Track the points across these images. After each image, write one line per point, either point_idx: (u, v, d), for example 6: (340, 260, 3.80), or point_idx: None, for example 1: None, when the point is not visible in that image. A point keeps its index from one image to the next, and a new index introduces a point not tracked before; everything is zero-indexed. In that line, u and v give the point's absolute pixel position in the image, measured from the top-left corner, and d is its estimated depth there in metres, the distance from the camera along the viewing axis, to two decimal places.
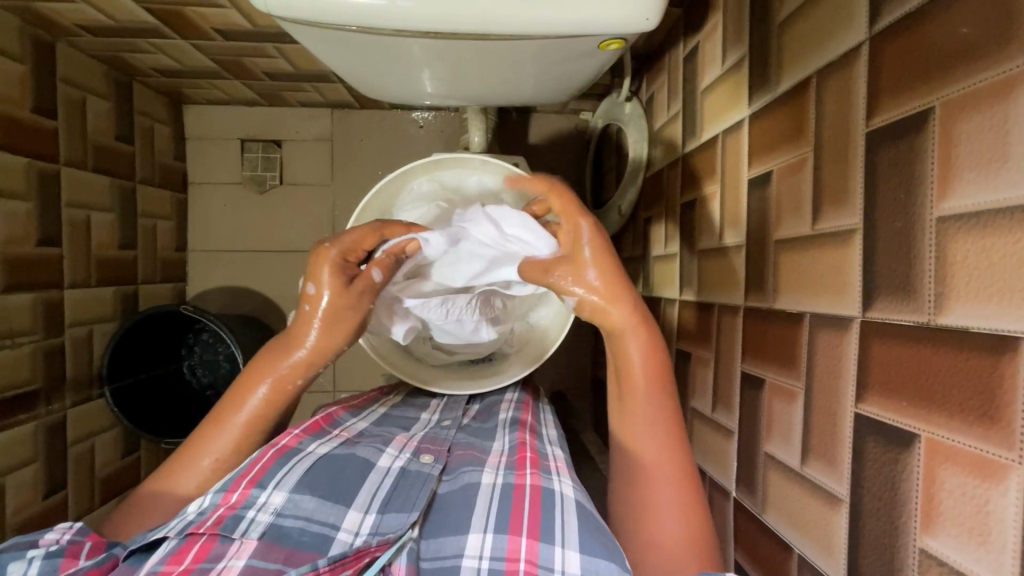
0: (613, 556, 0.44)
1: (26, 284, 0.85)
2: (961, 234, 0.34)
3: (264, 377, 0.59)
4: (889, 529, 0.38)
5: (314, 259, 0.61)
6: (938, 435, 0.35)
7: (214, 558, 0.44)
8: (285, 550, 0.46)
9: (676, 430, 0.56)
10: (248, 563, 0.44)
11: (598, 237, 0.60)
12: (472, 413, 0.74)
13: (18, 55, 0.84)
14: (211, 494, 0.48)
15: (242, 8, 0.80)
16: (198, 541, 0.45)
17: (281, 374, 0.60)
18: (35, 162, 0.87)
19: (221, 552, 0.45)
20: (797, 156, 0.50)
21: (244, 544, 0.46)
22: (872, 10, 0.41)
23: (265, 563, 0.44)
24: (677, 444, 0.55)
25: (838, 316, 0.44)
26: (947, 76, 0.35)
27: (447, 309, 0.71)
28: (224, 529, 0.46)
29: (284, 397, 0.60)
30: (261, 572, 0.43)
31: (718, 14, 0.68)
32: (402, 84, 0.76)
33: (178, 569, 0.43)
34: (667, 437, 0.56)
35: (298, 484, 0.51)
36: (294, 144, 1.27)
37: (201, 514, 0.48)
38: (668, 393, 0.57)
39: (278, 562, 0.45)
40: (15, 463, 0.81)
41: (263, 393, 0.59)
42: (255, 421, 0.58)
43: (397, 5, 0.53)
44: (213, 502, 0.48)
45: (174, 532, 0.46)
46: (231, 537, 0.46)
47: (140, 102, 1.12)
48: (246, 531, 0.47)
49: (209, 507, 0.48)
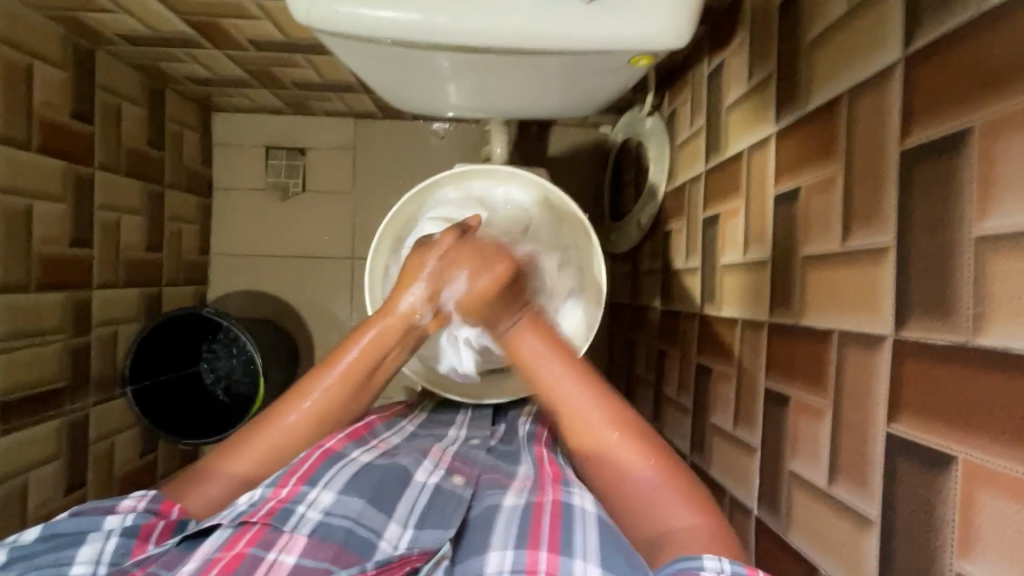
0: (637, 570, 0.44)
1: (58, 284, 0.88)
2: (1001, 255, 0.33)
3: (351, 344, 0.59)
4: (924, 554, 0.38)
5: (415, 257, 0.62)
6: (983, 460, 0.34)
7: (264, 546, 0.46)
8: (332, 548, 0.46)
9: (616, 410, 0.54)
10: (298, 562, 0.45)
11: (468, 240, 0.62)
12: (498, 432, 0.73)
13: (60, 62, 0.87)
14: (262, 487, 0.49)
15: (276, 20, 0.82)
16: (250, 530, 0.47)
17: (372, 337, 0.59)
18: (71, 165, 0.90)
19: (272, 540, 0.46)
20: (825, 174, 0.51)
21: (293, 540, 0.46)
22: (906, 31, 0.42)
23: (314, 562, 0.45)
24: (624, 424, 0.53)
25: (868, 335, 0.43)
26: (984, 96, 0.35)
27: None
28: (276, 520, 0.47)
29: (370, 364, 0.59)
30: (310, 573, 0.44)
31: (744, 31, 0.69)
32: (429, 96, 0.77)
33: (230, 555, 0.45)
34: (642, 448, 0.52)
35: (346, 486, 0.51)
36: (317, 152, 1.29)
37: (252, 505, 0.49)
38: (588, 377, 0.56)
39: (327, 561, 0.45)
40: (39, 459, 0.82)
41: (357, 349, 0.58)
42: (348, 376, 0.58)
43: (434, 22, 0.55)
44: (263, 496, 0.49)
45: (228, 519, 0.47)
46: (281, 529, 0.47)
47: (171, 110, 1.16)
48: (295, 525, 0.47)
49: (260, 500, 0.49)
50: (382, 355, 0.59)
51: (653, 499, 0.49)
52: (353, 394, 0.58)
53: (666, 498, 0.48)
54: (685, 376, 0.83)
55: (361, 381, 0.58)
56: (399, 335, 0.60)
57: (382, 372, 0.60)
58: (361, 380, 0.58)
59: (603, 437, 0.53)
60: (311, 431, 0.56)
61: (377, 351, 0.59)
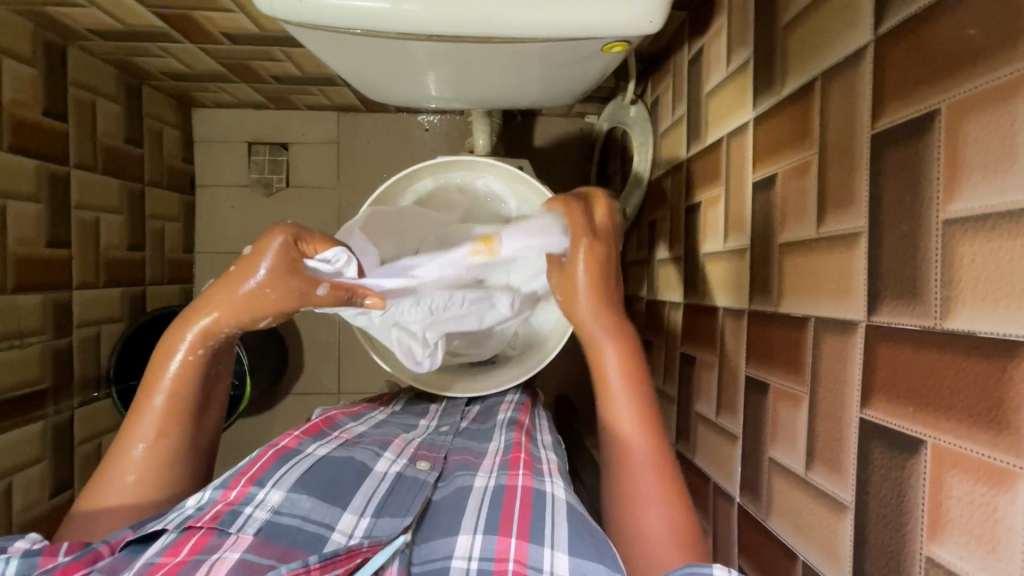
0: (603, 558, 0.43)
1: (35, 285, 0.86)
2: (968, 236, 0.33)
3: (166, 363, 0.57)
4: (895, 536, 0.38)
5: (259, 244, 0.54)
6: (944, 441, 0.34)
7: (209, 550, 0.44)
8: (279, 547, 0.46)
9: (660, 434, 0.57)
10: (242, 556, 0.44)
11: (594, 261, 0.62)
12: (471, 412, 0.75)
13: (30, 59, 0.86)
14: (210, 490, 0.49)
15: (250, 13, 0.81)
16: (195, 535, 0.45)
17: (186, 354, 0.57)
18: (45, 164, 0.88)
19: (216, 544, 0.45)
20: (801, 158, 0.50)
21: (239, 539, 0.45)
22: (877, 12, 0.41)
23: (259, 558, 0.44)
24: (657, 432, 0.58)
25: (844, 320, 0.43)
26: (954, 76, 0.34)
27: (452, 298, 0.65)
28: (222, 524, 0.46)
29: (194, 375, 0.57)
30: (255, 568, 0.43)
31: (723, 15, 0.68)
32: (406, 86, 0.76)
33: (173, 561, 0.43)
34: (664, 492, 0.53)
35: (295, 484, 0.51)
36: (300, 147, 1.28)
37: (200, 509, 0.48)
38: (642, 378, 0.60)
39: (272, 558, 0.44)
40: (24, 462, 0.82)
41: (173, 369, 0.57)
42: (175, 403, 0.57)
43: (402, 10, 0.53)
44: (212, 498, 0.49)
45: (172, 525, 0.46)
46: (228, 531, 0.46)
47: (149, 106, 1.14)
48: (242, 526, 0.47)
49: (207, 503, 0.48)
50: (206, 368, 0.58)
51: (658, 543, 0.51)
52: (182, 410, 0.57)
53: (669, 541, 0.50)
54: (670, 364, 0.83)
55: (195, 410, 0.58)
56: (221, 345, 0.59)
57: (210, 386, 0.60)
58: (193, 394, 0.58)
59: (653, 466, 0.55)
60: (159, 474, 0.55)
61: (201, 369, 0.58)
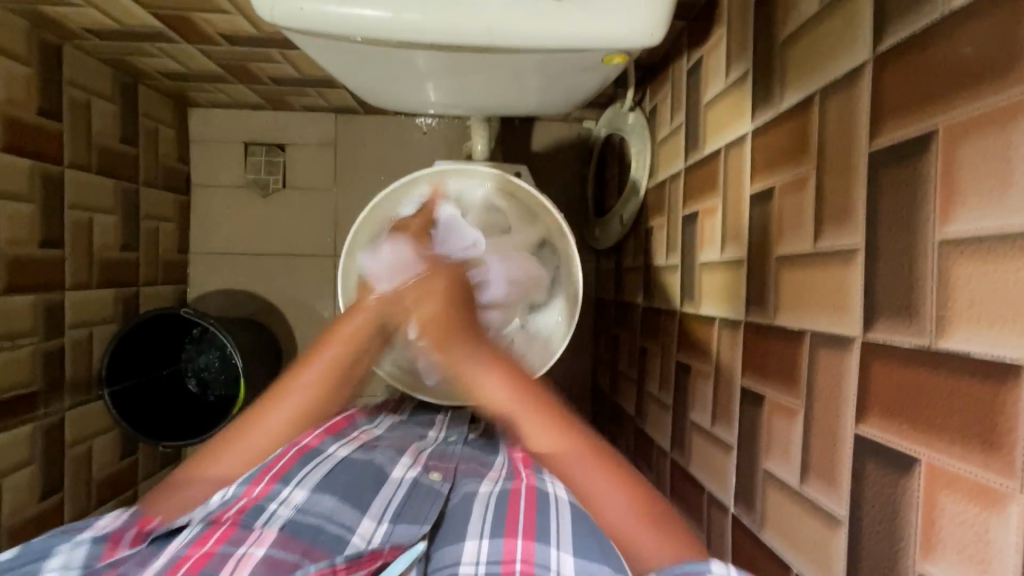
0: (609, 556, 0.44)
1: (27, 286, 0.85)
2: (964, 258, 0.33)
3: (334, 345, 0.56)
4: (889, 553, 0.38)
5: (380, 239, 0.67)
6: (939, 461, 0.34)
7: (234, 542, 0.44)
8: (302, 544, 0.46)
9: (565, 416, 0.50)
10: (267, 551, 0.43)
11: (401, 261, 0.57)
12: (477, 428, 0.75)
13: (25, 57, 0.85)
14: (235, 485, 0.49)
15: (247, 14, 0.80)
16: (219, 528, 0.46)
17: (347, 335, 0.56)
18: (39, 164, 0.87)
19: (241, 538, 0.45)
20: (798, 173, 0.50)
21: (263, 534, 0.45)
22: (875, 30, 0.42)
23: (283, 554, 0.44)
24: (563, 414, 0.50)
25: (839, 336, 0.43)
26: (951, 97, 0.35)
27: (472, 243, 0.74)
28: (246, 519, 0.47)
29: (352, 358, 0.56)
30: (279, 564, 0.43)
31: (722, 27, 0.68)
32: (406, 94, 0.76)
33: (199, 551, 0.43)
34: (610, 484, 0.46)
35: (319, 485, 0.52)
36: (297, 148, 1.27)
37: (224, 504, 0.48)
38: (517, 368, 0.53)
39: (297, 553, 0.45)
40: (13, 464, 0.81)
41: (331, 352, 0.55)
42: (326, 384, 0.55)
43: (402, 18, 0.53)
44: (236, 493, 0.49)
45: (197, 519, 0.47)
46: (251, 526, 0.47)
47: (145, 106, 1.13)
48: (266, 521, 0.47)
49: (231, 498, 0.49)
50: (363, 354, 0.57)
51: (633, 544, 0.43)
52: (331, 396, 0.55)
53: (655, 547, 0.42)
54: (666, 372, 0.83)
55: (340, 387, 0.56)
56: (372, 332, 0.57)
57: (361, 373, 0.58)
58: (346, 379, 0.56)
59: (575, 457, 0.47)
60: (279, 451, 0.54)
61: (346, 358, 0.56)
